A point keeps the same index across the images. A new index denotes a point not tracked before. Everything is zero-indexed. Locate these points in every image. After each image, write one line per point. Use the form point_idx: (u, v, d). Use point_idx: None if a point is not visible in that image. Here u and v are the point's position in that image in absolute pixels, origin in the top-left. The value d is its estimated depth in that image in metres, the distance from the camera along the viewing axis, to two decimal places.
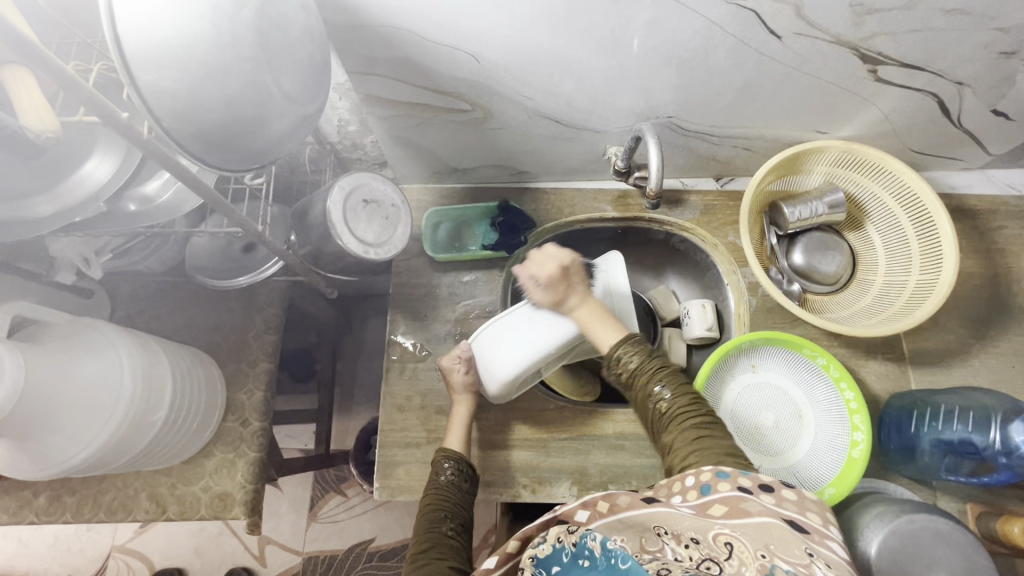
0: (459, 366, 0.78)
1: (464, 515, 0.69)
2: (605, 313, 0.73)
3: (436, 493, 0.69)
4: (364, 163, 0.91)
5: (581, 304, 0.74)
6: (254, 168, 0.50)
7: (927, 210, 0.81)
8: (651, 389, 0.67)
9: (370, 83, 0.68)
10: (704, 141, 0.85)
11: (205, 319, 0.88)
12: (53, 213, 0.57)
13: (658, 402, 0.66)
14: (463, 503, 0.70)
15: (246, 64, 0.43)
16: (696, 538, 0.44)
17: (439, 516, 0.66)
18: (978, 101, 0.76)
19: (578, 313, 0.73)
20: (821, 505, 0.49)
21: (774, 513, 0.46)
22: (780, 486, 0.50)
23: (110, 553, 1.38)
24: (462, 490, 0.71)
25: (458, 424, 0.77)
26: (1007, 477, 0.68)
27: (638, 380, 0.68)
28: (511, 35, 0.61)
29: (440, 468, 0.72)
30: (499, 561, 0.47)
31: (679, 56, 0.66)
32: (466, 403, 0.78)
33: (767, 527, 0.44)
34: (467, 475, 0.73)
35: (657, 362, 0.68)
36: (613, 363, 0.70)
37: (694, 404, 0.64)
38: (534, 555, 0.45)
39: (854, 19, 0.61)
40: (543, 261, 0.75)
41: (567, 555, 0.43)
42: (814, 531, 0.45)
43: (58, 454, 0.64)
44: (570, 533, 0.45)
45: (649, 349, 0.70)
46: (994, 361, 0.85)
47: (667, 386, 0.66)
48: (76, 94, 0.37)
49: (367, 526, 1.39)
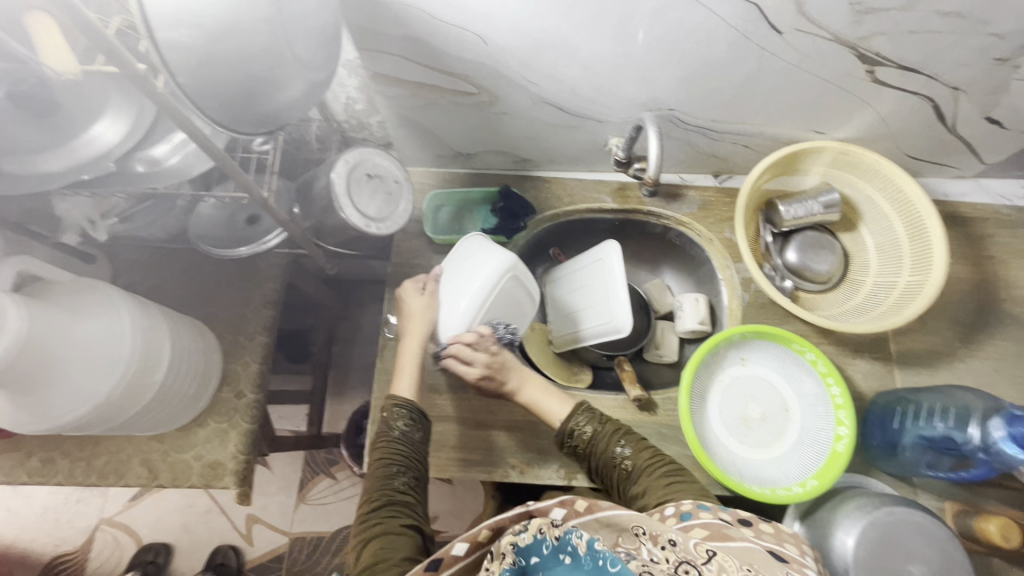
0: (419, 289, 0.80)
1: (419, 466, 0.67)
2: (549, 387, 0.77)
3: (388, 446, 0.68)
4: (369, 143, 0.93)
5: (522, 386, 0.77)
6: (263, 130, 0.52)
7: (919, 213, 0.82)
8: (612, 449, 0.69)
9: (379, 61, 0.69)
10: (704, 136, 0.86)
11: (205, 290, 0.89)
12: (63, 168, 0.58)
13: (621, 462, 0.68)
14: (416, 454, 0.68)
15: (262, 25, 0.44)
16: (673, 540, 0.45)
17: (391, 472, 0.65)
18: (973, 107, 0.78)
19: (524, 393, 0.77)
20: (796, 537, 0.50)
21: (755, 542, 0.47)
22: (758, 521, 0.51)
23: (98, 525, 1.38)
24: (414, 441, 0.69)
25: (408, 362, 0.75)
26: (985, 472, 0.70)
27: (597, 442, 0.71)
28: (519, 20, 0.62)
29: (392, 416, 0.71)
30: (471, 548, 0.46)
31: (682, 47, 0.67)
32: (421, 334, 0.77)
33: (748, 551, 0.46)
34: (418, 422, 0.71)
35: (610, 426, 0.72)
36: (567, 437, 0.72)
37: (654, 456, 0.68)
38: (514, 543, 0.44)
39: (854, 17, 0.63)
40: (471, 355, 0.74)
41: (547, 547, 0.43)
42: (793, 560, 0.46)
43: (55, 409, 0.65)
44: (554, 526, 0.45)
45: (600, 414, 0.74)
46: (980, 364, 0.86)
47: (627, 444, 0.69)
48: (96, 41, 0.38)
49: (354, 509, 1.40)
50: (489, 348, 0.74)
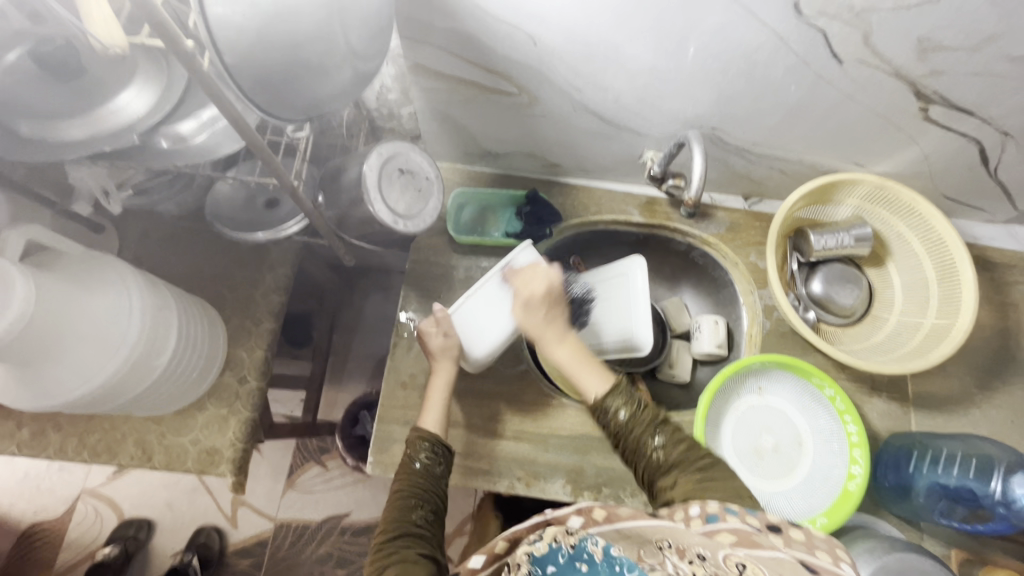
0: (435, 329, 0.75)
1: (435, 500, 0.66)
2: (584, 357, 0.74)
3: (407, 478, 0.66)
4: (396, 133, 0.91)
5: (559, 343, 0.74)
6: (300, 118, 0.49)
7: (952, 256, 0.81)
8: (645, 437, 0.66)
9: (421, 52, 0.66)
10: (742, 158, 0.84)
11: (216, 271, 0.86)
12: (85, 138, 0.56)
13: (652, 451, 0.65)
14: (435, 489, 0.67)
15: (318, 8, 0.42)
16: (702, 555, 0.40)
17: (410, 504, 0.64)
18: (1019, 154, 0.76)
19: (561, 355, 0.74)
20: (834, 544, 0.43)
21: (785, 552, 0.41)
22: (789, 527, 0.45)
23: (80, 495, 1.36)
24: (435, 475, 0.68)
25: (436, 398, 0.73)
26: (1003, 527, 0.70)
27: (634, 424, 0.67)
28: (575, 24, 0.60)
29: (415, 449, 0.68)
30: (487, 560, 0.47)
31: (736, 67, 0.65)
32: (448, 374, 0.75)
33: (778, 560, 0.39)
34: (442, 458, 0.69)
35: (648, 412, 0.68)
36: (601, 414, 0.69)
37: (687, 452, 0.64)
38: (530, 552, 0.45)
39: (918, 53, 0.61)
40: (536, 280, 0.75)
41: (563, 556, 0.43)
42: (825, 570, 0.39)
43: (56, 387, 0.63)
44: (568, 535, 0.45)
45: (637, 397, 0.70)
46: (996, 413, 0.85)
47: (661, 435, 0.66)
48: (147, 13, 0.36)
49: (342, 500, 1.37)
50: (549, 277, 0.75)
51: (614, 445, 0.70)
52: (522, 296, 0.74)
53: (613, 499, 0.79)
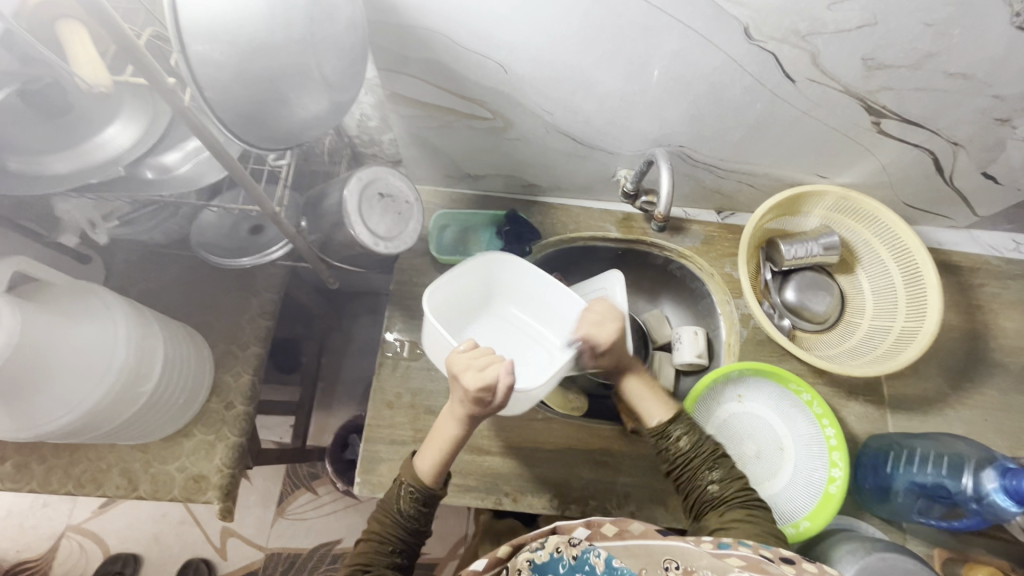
0: (487, 390, 0.64)
1: (410, 545, 0.66)
2: (654, 388, 0.76)
3: (386, 523, 0.65)
4: (378, 159, 0.94)
5: (632, 374, 0.76)
6: (282, 147, 0.51)
7: (916, 261, 0.84)
8: (703, 469, 0.68)
9: (398, 81, 0.69)
10: (711, 173, 0.88)
11: (201, 298, 0.88)
12: (69, 171, 0.58)
13: (707, 486, 0.67)
14: (414, 535, 0.66)
15: (294, 46, 0.45)
16: None
17: (382, 550, 0.64)
18: (970, 162, 0.81)
19: (632, 384, 0.76)
20: None
21: None
22: (803, 560, 0.45)
23: (64, 531, 1.33)
24: (417, 523, 0.66)
25: (439, 445, 0.68)
26: (976, 521, 0.73)
27: (696, 453, 0.69)
28: (542, 52, 0.63)
29: (402, 494, 0.66)
30: (489, 564, 0.49)
31: (697, 88, 0.69)
32: (450, 433, 0.68)
33: None
34: (427, 509, 0.67)
35: (710, 445, 0.70)
36: (662, 439, 0.71)
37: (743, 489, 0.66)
38: (531, 559, 0.48)
39: (865, 71, 0.65)
40: (603, 318, 0.74)
41: (564, 565, 0.47)
42: None
43: (42, 415, 0.63)
44: (571, 545, 0.48)
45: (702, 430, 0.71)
46: (969, 413, 0.88)
47: (719, 471, 0.68)
48: (129, 52, 0.38)
49: (333, 527, 1.36)
50: (619, 320, 0.74)
51: (666, 469, 0.71)
52: (600, 327, 0.73)
53: (600, 511, 0.80)
